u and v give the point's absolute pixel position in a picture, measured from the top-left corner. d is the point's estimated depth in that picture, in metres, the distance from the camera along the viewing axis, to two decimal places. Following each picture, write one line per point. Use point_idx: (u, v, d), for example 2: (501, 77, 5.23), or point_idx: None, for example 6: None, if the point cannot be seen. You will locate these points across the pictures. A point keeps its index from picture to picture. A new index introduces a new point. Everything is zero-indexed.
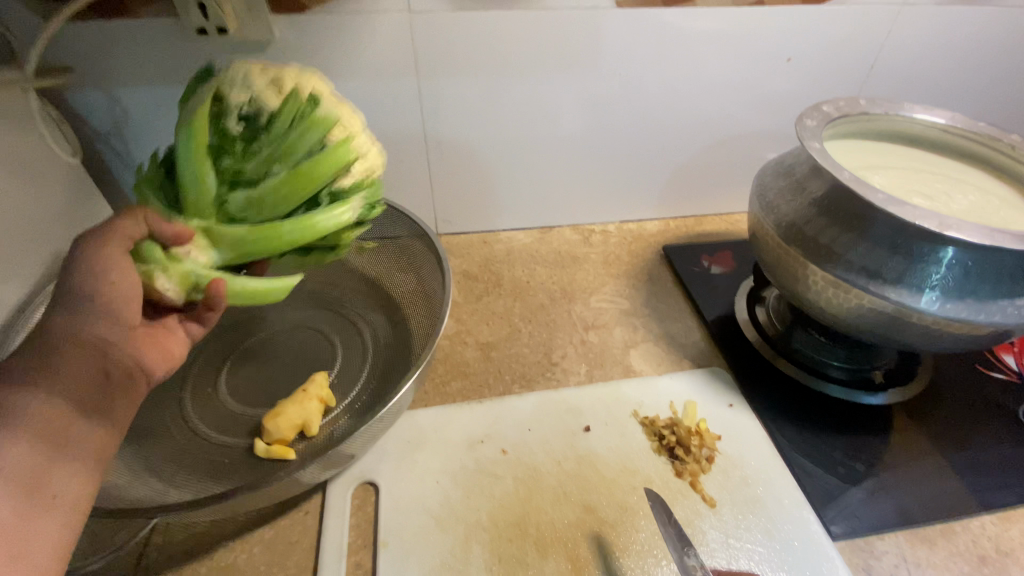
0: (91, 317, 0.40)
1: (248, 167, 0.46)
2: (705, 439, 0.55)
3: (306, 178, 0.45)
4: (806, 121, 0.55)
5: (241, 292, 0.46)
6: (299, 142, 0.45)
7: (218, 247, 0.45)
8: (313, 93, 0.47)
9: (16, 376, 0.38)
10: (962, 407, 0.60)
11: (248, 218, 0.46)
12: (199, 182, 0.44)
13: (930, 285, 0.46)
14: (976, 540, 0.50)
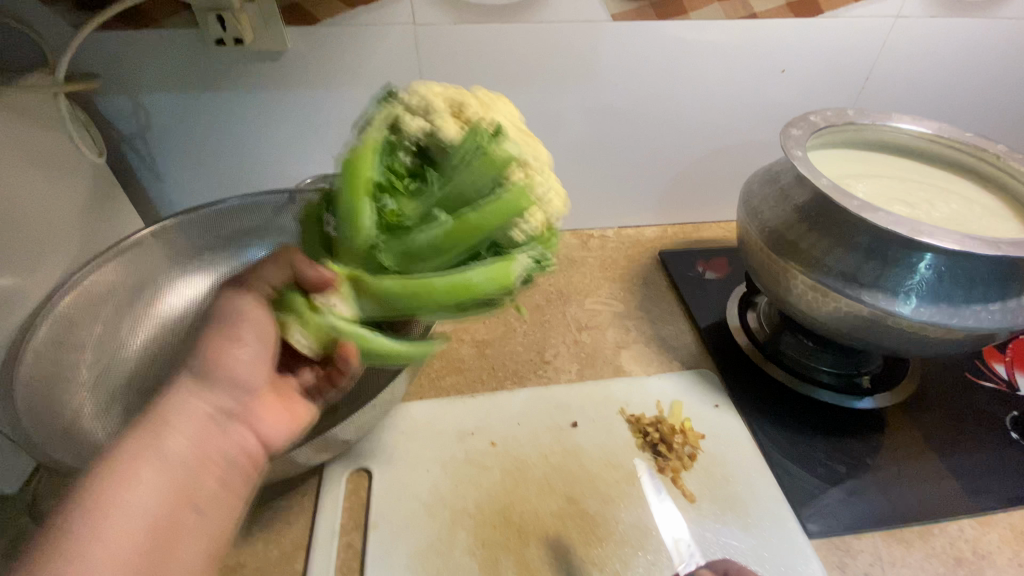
0: (252, 345, 0.38)
1: (414, 211, 0.42)
2: (688, 437, 0.57)
3: (468, 232, 0.41)
4: (792, 131, 0.57)
5: (373, 353, 0.43)
6: (469, 188, 0.41)
7: (358, 300, 0.44)
8: (498, 126, 0.43)
9: (162, 403, 0.35)
10: (948, 413, 0.61)
11: (396, 271, 0.43)
12: (354, 229, 0.41)
13: (903, 288, 0.48)
14: (953, 543, 0.51)
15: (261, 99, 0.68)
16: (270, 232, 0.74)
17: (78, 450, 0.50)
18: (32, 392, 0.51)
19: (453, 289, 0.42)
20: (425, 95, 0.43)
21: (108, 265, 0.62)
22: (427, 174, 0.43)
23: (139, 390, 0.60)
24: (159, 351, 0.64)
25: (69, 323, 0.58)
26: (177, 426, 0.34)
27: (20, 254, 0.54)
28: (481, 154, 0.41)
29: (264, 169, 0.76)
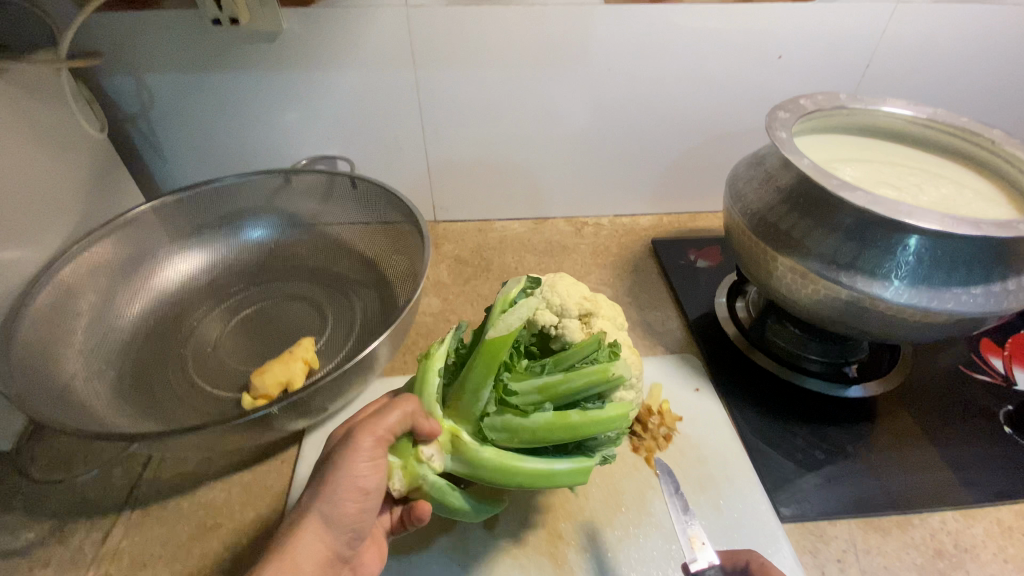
0: (368, 491, 0.40)
1: (529, 394, 0.45)
2: (665, 419, 0.57)
3: (575, 430, 0.44)
4: (779, 113, 0.56)
5: (445, 507, 0.44)
6: (580, 387, 0.45)
7: (453, 455, 0.44)
8: (616, 345, 0.49)
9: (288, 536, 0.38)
10: (938, 405, 0.59)
11: (489, 443, 0.45)
12: (473, 395, 0.44)
13: (880, 269, 0.47)
14: (933, 534, 0.49)
15: (258, 81, 0.70)
16: (268, 212, 0.76)
17: (69, 407, 0.52)
18: (27, 352, 0.54)
19: (530, 478, 0.44)
20: (562, 299, 0.50)
21: (105, 239, 0.65)
22: (546, 362, 0.47)
23: (134, 356, 0.62)
24: (150, 320, 0.67)
25: (66, 291, 0.60)
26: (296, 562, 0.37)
27: (22, 227, 0.57)
28: (594, 373, 0.45)
29: (263, 149, 0.78)
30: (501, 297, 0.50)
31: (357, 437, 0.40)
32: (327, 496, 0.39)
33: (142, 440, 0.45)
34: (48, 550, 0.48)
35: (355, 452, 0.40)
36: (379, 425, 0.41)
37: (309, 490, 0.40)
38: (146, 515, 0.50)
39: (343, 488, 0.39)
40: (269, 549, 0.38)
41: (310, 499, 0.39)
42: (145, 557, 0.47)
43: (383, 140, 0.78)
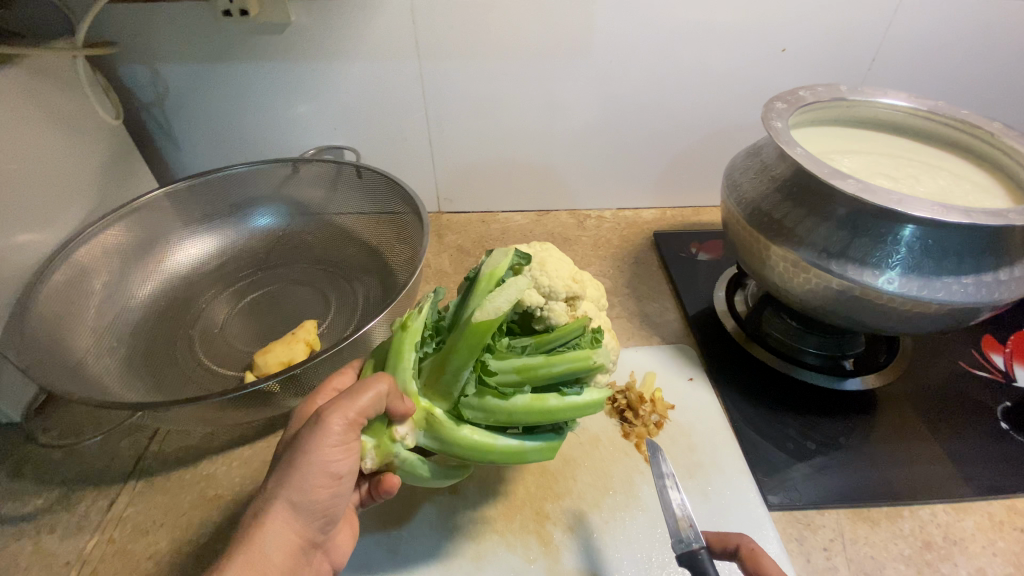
0: (339, 478, 0.39)
1: (508, 376, 0.45)
2: (656, 406, 0.57)
3: (550, 413, 0.46)
4: (776, 104, 0.56)
5: (414, 476, 0.45)
6: (559, 373, 0.46)
7: (426, 431, 0.45)
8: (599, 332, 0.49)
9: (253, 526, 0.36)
10: (935, 400, 0.59)
11: (465, 420, 0.46)
12: (453, 377, 0.44)
13: (872, 259, 0.47)
14: (923, 526, 0.49)
15: (267, 72, 0.72)
16: (277, 200, 0.78)
17: (80, 381, 0.55)
18: (43, 327, 0.56)
19: (503, 454, 0.46)
20: (552, 280, 0.48)
21: (117, 223, 0.67)
22: (526, 344, 0.48)
23: (144, 334, 0.65)
24: (162, 302, 0.69)
25: (81, 271, 0.63)
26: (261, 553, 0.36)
27: (37, 210, 0.59)
28: (574, 360, 0.46)
29: (272, 139, 0.80)
30: (487, 269, 0.47)
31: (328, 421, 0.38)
32: (295, 482, 0.37)
33: (145, 411, 0.47)
34: (57, 515, 0.50)
35: (324, 435, 0.38)
36: (351, 407, 0.39)
37: (276, 474, 0.38)
38: (149, 485, 0.52)
39: (314, 472, 0.38)
40: (235, 536, 0.37)
41: (277, 485, 0.38)
42: (147, 524, 0.49)
43: (389, 131, 0.80)
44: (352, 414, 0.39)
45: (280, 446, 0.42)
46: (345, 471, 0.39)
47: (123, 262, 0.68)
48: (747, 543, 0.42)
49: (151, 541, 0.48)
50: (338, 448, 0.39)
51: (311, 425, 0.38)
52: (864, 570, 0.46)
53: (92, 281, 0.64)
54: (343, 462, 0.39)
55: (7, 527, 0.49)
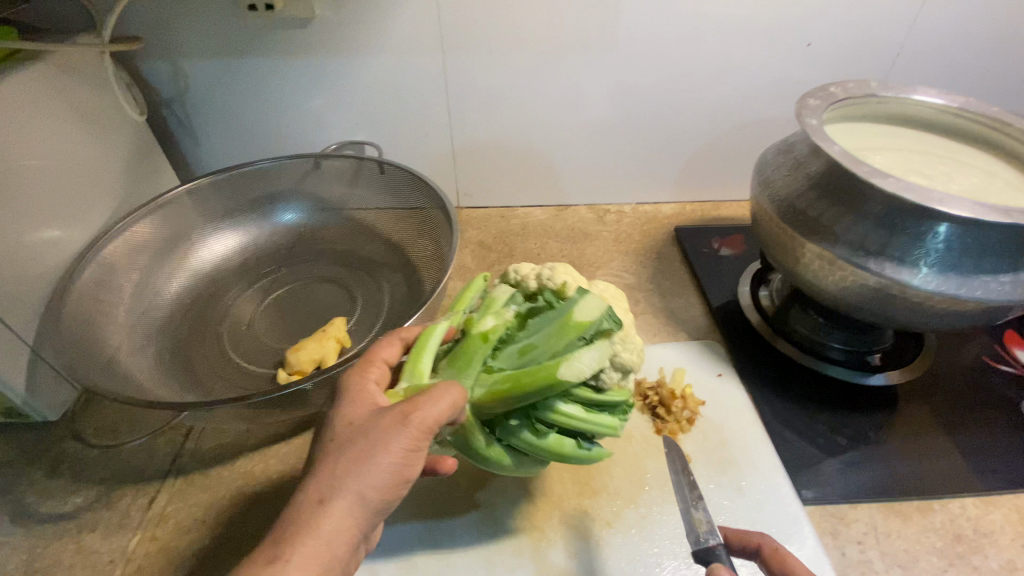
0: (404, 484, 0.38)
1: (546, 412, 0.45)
2: (688, 402, 0.58)
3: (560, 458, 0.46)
4: (809, 100, 0.56)
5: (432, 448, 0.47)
6: (588, 428, 0.46)
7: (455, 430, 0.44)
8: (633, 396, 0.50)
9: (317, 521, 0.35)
10: (962, 394, 0.60)
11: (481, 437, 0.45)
12: (503, 401, 0.43)
13: (912, 258, 0.47)
14: (953, 520, 0.50)
15: (289, 67, 0.72)
16: (298, 197, 0.78)
17: (116, 378, 0.55)
18: (76, 324, 0.57)
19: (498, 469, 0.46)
20: (626, 352, 0.47)
21: (144, 218, 0.67)
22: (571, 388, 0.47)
23: (172, 331, 0.65)
24: (190, 299, 0.69)
25: (109, 268, 0.63)
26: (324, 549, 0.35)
27: (68, 208, 0.60)
28: (607, 425, 0.46)
29: (293, 135, 0.80)
30: (580, 317, 0.45)
31: (407, 425, 0.38)
32: (369, 480, 0.36)
33: (187, 410, 0.48)
34: (97, 513, 0.51)
35: (404, 438, 0.37)
36: (431, 414, 0.38)
37: (344, 465, 0.37)
38: (188, 483, 0.53)
39: (386, 473, 0.37)
40: (294, 520, 0.35)
41: (347, 478, 0.36)
42: (188, 522, 0.50)
43: (409, 127, 0.80)
44: (430, 420, 0.38)
45: (328, 426, 0.40)
46: (410, 477, 0.39)
47: (149, 257, 0.68)
48: (769, 542, 0.43)
49: (193, 539, 0.49)
50: (410, 454, 0.38)
51: (392, 426, 0.37)
52: (899, 563, 0.47)
53: (120, 278, 0.64)
54: (412, 469, 0.38)
55: (49, 525, 0.50)
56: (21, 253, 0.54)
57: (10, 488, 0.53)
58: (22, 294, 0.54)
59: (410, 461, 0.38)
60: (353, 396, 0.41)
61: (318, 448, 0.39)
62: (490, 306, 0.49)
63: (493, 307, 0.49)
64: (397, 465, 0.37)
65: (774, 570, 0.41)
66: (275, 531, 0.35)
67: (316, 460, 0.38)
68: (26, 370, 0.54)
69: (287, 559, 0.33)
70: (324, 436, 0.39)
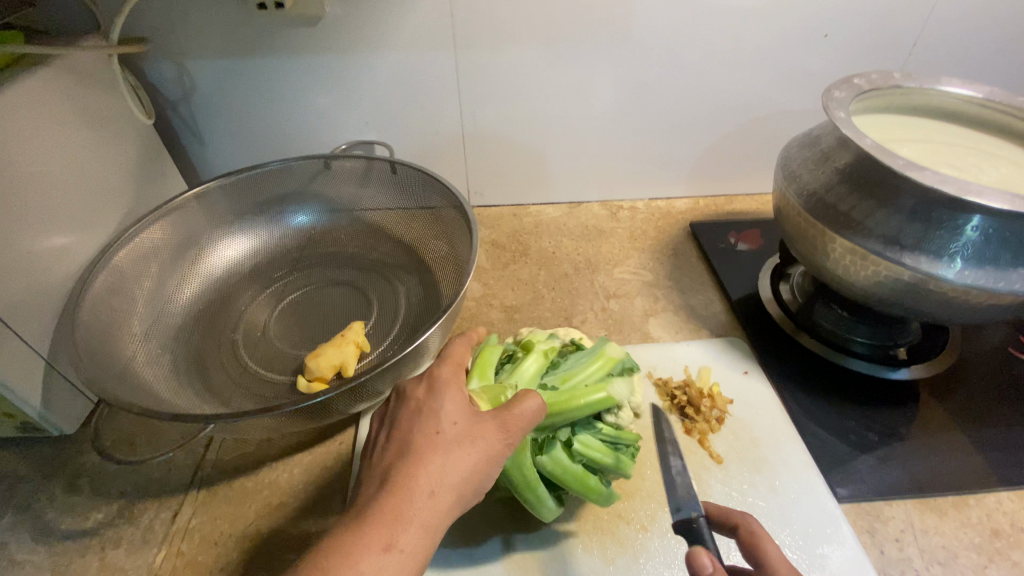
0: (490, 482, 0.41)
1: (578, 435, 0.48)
2: (716, 402, 0.57)
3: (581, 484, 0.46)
4: (835, 92, 0.55)
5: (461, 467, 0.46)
6: (610, 459, 0.47)
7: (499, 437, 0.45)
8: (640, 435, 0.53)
9: (423, 505, 0.38)
10: (990, 387, 0.59)
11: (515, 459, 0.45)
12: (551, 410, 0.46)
13: (951, 252, 0.46)
14: (990, 514, 0.50)
15: (297, 66, 0.70)
16: (309, 198, 0.77)
17: (134, 388, 0.54)
18: (91, 333, 0.55)
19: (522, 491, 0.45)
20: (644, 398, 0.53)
21: (154, 223, 0.65)
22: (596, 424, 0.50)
23: (188, 339, 0.63)
24: (203, 305, 0.68)
25: (121, 276, 0.61)
26: (428, 531, 0.37)
27: (79, 215, 0.58)
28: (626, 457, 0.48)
29: (301, 136, 0.78)
30: (612, 354, 0.53)
31: (505, 427, 0.42)
32: (469, 473, 0.40)
33: (214, 422, 0.46)
34: (120, 529, 0.50)
35: (503, 448, 0.41)
36: (526, 421, 0.42)
37: (452, 465, 0.39)
38: (212, 495, 0.52)
39: (483, 476, 0.41)
40: (404, 513, 0.37)
41: (454, 477, 0.39)
42: (214, 535, 0.49)
43: (419, 126, 0.78)
44: (525, 421, 0.42)
45: (424, 419, 0.42)
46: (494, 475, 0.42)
47: (160, 263, 0.66)
48: (748, 524, 0.41)
49: (221, 553, 0.48)
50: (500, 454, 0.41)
51: (492, 428, 0.41)
52: (938, 560, 0.47)
53: (132, 287, 0.62)
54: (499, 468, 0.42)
55: (72, 542, 0.49)
56: (32, 265, 0.52)
57: (29, 504, 0.52)
58: (35, 306, 0.53)
59: (499, 461, 0.41)
60: (447, 393, 0.43)
61: (418, 440, 0.40)
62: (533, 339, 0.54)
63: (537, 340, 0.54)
64: (491, 463, 0.41)
65: (748, 553, 0.40)
66: (383, 520, 0.36)
67: (418, 453, 0.39)
68: (42, 383, 0.53)
69: (402, 548, 0.36)
70: (423, 430, 0.41)
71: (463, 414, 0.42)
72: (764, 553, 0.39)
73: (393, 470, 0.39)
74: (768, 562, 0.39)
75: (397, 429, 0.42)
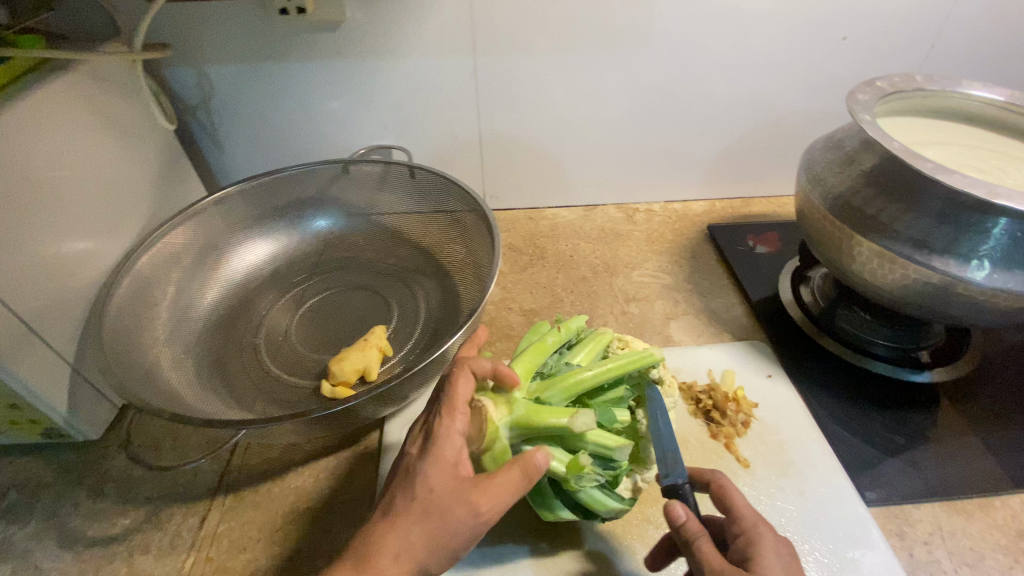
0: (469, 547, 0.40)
1: None
2: (742, 405, 0.57)
3: None
4: (859, 95, 0.55)
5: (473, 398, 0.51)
6: None
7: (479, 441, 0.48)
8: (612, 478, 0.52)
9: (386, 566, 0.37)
10: (1015, 389, 0.59)
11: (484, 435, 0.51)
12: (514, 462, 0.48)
13: (982, 254, 0.46)
14: (1018, 516, 0.50)
15: (316, 71, 0.70)
16: (326, 202, 0.77)
17: (161, 392, 0.54)
18: (118, 339, 0.55)
19: None
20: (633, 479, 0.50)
21: (174, 228, 0.65)
22: None
23: (209, 343, 0.63)
24: (224, 309, 0.68)
25: (145, 282, 0.61)
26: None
27: (101, 220, 0.58)
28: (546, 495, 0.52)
29: (319, 140, 0.78)
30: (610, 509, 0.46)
31: (488, 498, 0.39)
32: (442, 541, 0.38)
33: (245, 428, 0.46)
34: (148, 534, 0.50)
35: (484, 519, 0.39)
36: (509, 486, 0.40)
37: (422, 529, 0.38)
38: (239, 500, 0.52)
39: (458, 543, 0.39)
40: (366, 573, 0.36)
41: (424, 542, 0.38)
42: (242, 541, 0.49)
43: (437, 130, 0.78)
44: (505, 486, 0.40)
45: (410, 478, 0.40)
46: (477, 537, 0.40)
47: (179, 269, 0.66)
48: (717, 478, 0.44)
49: (250, 558, 0.48)
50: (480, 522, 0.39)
51: (475, 499, 0.39)
52: (967, 562, 0.47)
53: (154, 292, 0.62)
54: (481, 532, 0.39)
55: (100, 547, 0.49)
56: (58, 270, 0.52)
57: (57, 510, 0.52)
58: (62, 312, 0.53)
59: (478, 528, 0.39)
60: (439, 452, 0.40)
61: (398, 499, 0.39)
62: (603, 447, 0.47)
63: (606, 449, 0.47)
64: (468, 530, 0.39)
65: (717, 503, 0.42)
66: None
67: (395, 512, 0.39)
68: (68, 388, 0.53)
69: None
70: (405, 490, 0.39)
71: (449, 474, 0.40)
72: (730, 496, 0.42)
73: (369, 529, 0.39)
74: (733, 505, 0.41)
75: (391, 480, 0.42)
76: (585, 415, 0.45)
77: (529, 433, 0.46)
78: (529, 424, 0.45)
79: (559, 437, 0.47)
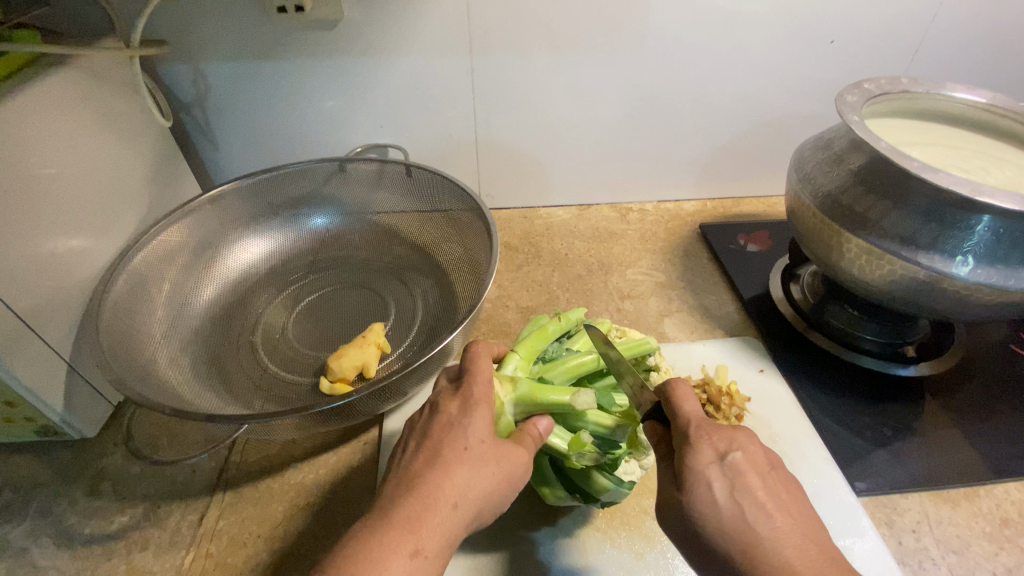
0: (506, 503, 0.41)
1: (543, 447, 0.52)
2: (735, 399, 0.57)
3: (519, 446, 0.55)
4: (847, 97, 0.56)
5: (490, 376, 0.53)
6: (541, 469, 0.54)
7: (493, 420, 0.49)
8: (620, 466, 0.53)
9: (446, 512, 0.37)
10: (997, 382, 0.61)
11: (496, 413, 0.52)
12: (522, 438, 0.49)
13: (967, 251, 0.48)
14: (1000, 505, 0.51)
15: (313, 69, 0.71)
16: (322, 200, 0.77)
17: (158, 389, 0.54)
18: (114, 338, 0.55)
19: None
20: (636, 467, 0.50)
21: (170, 224, 0.65)
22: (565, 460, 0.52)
23: (204, 342, 0.63)
24: (220, 307, 0.68)
25: (140, 279, 0.61)
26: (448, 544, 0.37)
27: (95, 219, 0.58)
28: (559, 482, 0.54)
29: (315, 139, 0.78)
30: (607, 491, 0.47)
31: (524, 453, 0.42)
32: (491, 492, 0.39)
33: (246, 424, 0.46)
34: (146, 532, 0.50)
35: (523, 472, 0.42)
36: (532, 445, 0.44)
37: (477, 477, 0.39)
38: (238, 497, 0.52)
39: (503, 496, 0.40)
40: (428, 524, 0.36)
41: (478, 491, 0.39)
42: (242, 536, 0.49)
43: (433, 129, 0.79)
44: (529, 444, 0.43)
45: (454, 433, 0.41)
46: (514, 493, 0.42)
47: (173, 266, 0.66)
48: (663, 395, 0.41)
49: (250, 553, 0.48)
50: (519, 475, 0.41)
51: (516, 453, 0.42)
52: (953, 549, 0.48)
53: (150, 290, 0.62)
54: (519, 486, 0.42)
55: (97, 545, 0.49)
56: (53, 266, 0.52)
57: (51, 508, 0.51)
58: (58, 309, 0.53)
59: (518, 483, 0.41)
60: (477, 412, 0.42)
61: (446, 450, 0.40)
62: (603, 426, 0.48)
63: (605, 427, 0.48)
64: (512, 481, 0.41)
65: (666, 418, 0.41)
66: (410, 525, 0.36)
67: (444, 464, 0.39)
68: (64, 387, 0.53)
69: (427, 555, 0.36)
70: (451, 443, 0.40)
71: (490, 431, 0.42)
72: (673, 411, 0.40)
73: (416, 482, 0.38)
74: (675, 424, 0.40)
75: (424, 440, 0.42)
76: (586, 393, 0.47)
77: (532, 409, 0.47)
78: (532, 402, 0.47)
79: (561, 416, 0.48)
